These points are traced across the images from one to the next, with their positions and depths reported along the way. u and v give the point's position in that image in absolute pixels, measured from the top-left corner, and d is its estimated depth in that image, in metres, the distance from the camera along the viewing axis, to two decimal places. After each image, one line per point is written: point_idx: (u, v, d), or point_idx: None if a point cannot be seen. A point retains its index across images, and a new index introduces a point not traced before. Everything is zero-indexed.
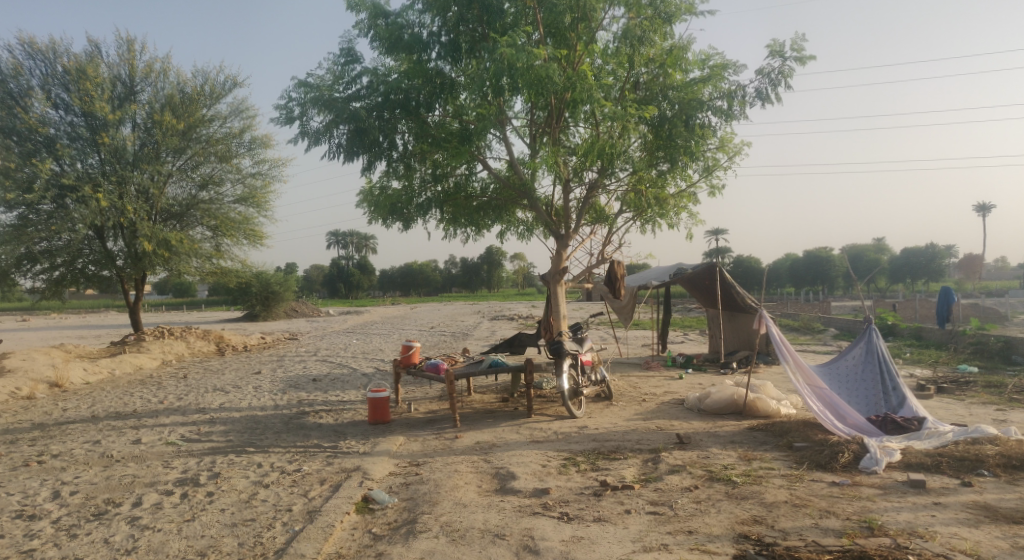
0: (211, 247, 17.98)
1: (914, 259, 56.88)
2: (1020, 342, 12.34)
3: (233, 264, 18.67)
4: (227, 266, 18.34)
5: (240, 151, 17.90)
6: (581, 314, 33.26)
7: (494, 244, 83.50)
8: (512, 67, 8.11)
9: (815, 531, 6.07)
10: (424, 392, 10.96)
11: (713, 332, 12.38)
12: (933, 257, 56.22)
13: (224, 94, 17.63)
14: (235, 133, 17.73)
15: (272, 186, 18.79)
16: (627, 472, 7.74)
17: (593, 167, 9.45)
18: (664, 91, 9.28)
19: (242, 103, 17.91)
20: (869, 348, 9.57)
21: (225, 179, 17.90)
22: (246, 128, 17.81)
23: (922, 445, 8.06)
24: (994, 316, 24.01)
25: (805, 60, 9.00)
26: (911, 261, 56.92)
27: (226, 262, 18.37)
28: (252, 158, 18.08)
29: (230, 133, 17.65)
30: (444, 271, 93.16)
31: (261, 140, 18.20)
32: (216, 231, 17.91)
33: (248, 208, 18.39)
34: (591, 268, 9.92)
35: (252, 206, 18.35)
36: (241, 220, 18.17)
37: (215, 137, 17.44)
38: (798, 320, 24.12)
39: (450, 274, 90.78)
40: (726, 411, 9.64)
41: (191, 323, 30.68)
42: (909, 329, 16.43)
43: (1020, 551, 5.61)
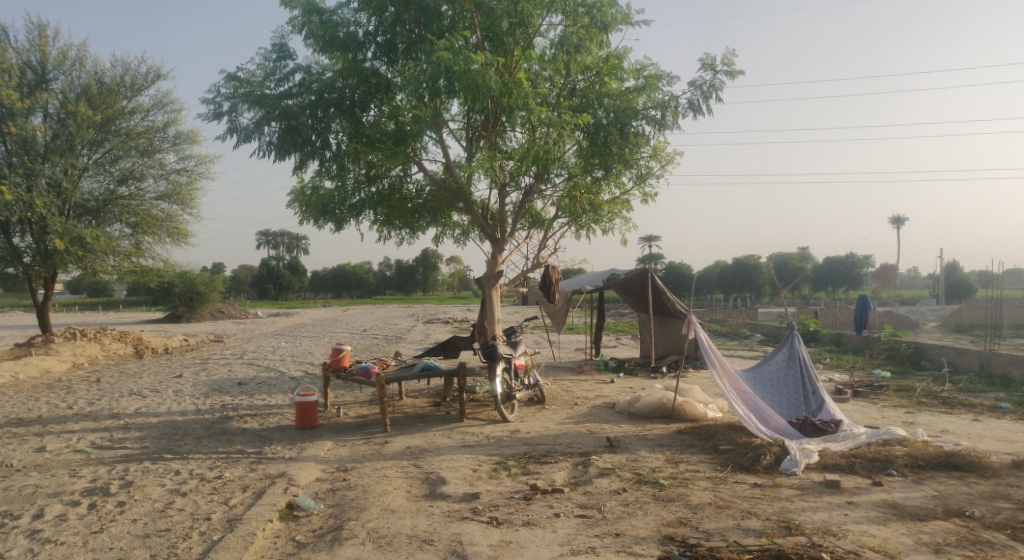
0: (130, 245, 17.32)
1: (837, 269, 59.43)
2: (928, 348, 13.10)
3: (155, 263, 17.98)
4: (148, 264, 17.67)
5: (163, 146, 17.25)
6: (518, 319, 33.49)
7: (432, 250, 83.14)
8: (448, 70, 8.15)
9: (736, 531, 6.25)
10: (355, 397, 10.77)
11: (644, 337, 12.55)
12: (854, 267, 58.89)
13: (146, 85, 16.93)
14: (158, 127, 17.09)
15: (198, 183, 18.20)
16: (557, 475, 7.81)
17: (529, 172, 9.48)
18: (600, 98, 9.30)
19: (165, 95, 17.21)
20: (791, 354, 9.91)
21: (147, 174, 17.23)
22: (171, 122, 17.17)
23: (838, 447, 8.42)
24: (906, 323, 25.34)
25: (735, 74, 9.21)
26: (834, 270, 59.44)
27: (146, 261, 17.70)
28: (177, 153, 17.45)
29: (153, 126, 17.01)
30: (384, 273, 92.03)
31: (186, 135, 17.58)
32: (136, 228, 17.30)
33: (172, 205, 17.81)
34: (526, 272, 9.93)
35: (175, 203, 17.77)
36: (164, 217, 17.62)
37: (136, 130, 16.76)
38: (726, 325, 24.87)
39: (389, 275, 89.78)
40: (657, 415, 9.80)
41: (102, 324, 29.30)
42: (828, 335, 17.18)
43: (923, 547, 5.95)
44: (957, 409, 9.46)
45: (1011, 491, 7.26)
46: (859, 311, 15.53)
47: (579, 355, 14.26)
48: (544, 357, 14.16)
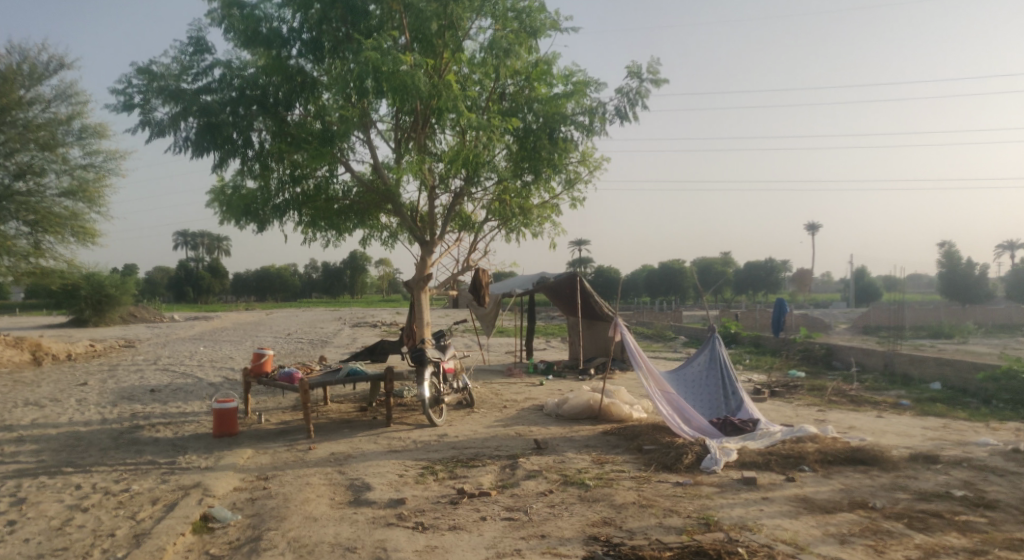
0: (28, 244, 16.34)
1: (756, 274, 61.72)
2: (839, 349, 13.81)
3: (57, 264, 17.04)
4: (49, 265, 16.73)
5: (67, 140, 16.39)
6: (447, 322, 33.39)
7: (360, 253, 81.94)
8: (376, 70, 8.05)
9: (658, 529, 6.41)
10: (277, 403, 10.49)
11: (573, 339, 12.70)
12: (771, 272, 61.33)
13: (47, 75, 16.06)
14: (61, 119, 16.27)
15: (107, 180, 17.40)
16: (484, 478, 7.82)
17: (458, 175, 9.39)
18: (529, 103, 9.37)
19: (69, 86, 16.38)
20: (712, 355, 10.20)
21: (48, 169, 16.31)
22: (75, 114, 16.33)
23: (754, 445, 8.75)
24: (819, 325, 26.60)
25: (660, 82, 9.42)
26: (754, 275, 61.65)
27: (47, 261, 16.75)
28: (82, 148, 16.62)
29: (54, 118, 16.15)
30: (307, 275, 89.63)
31: (93, 128, 16.77)
32: (36, 226, 16.32)
33: (78, 203, 16.95)
34: (456, 275, 9.90)
35: (81, 201, 16.92)
36: (68, 216, 16.73)
37: (35, 122, 15.86)
38: (652, 327, 25.49)
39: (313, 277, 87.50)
40: (584, 416, 9.94)
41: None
42: (748, 337, 17.85)
43: (830, 538, 6.26)
44: (863, 406, 10.00)
45: (909, 482, 7.73)
46: (776, 314, 16.18)
47: (508, 358, 14.33)
48: (473, 360, 14.16)
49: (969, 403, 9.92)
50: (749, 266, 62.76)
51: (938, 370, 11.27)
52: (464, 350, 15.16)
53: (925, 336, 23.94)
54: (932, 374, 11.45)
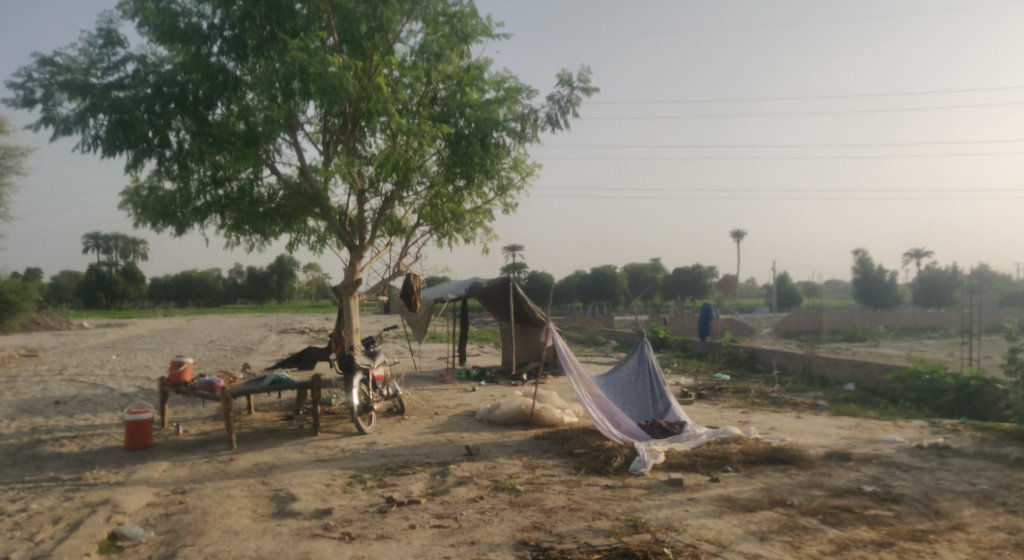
0: None
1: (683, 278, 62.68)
2: (761, 352, 14.35)
3: None
4: None
5: None
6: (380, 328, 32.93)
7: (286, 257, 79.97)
8: (303, 71, 7.86)
9: (587, 532, 6.47)
10: (196, 413, 10.09)
11: (505, 345, 12.72)
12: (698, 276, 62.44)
13: None
14: None
15: None
16: (414, 486, 7.72)
17: (389, 179, 9.28)
18: (461, 108, 9.38)
19: None
20: (641, 359, 10.40)
21: None
22: None
23: (681, 447, 8.95)
24: (744, 329, 27.54)
25: (591, 90, 9.55)
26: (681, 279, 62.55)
27: None
28: None
29: None
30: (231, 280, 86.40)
31: None
32: None
33: None
34: (386, 280, 9.77)
35: None
36: None
37: None
38: (584, 332, 25.83)
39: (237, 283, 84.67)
40: (516, 421, 9.94)
41: None
42: (675, 341, 18.32)
43: (751, 536, 6.46)
44: (784, 407, 10.40)
45: (825, 479, 8.07)
46: (703, 318, 16.66)
47: (440, 364, 14.23)
48: (404, 366, 13.99)
49: (879, 403, 10.46)
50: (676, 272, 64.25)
51: (851, 371, 11.86)
52: (395, 357, 14.98)
53: (840, 339, 25.18)
54: (846, 375, 12.03)
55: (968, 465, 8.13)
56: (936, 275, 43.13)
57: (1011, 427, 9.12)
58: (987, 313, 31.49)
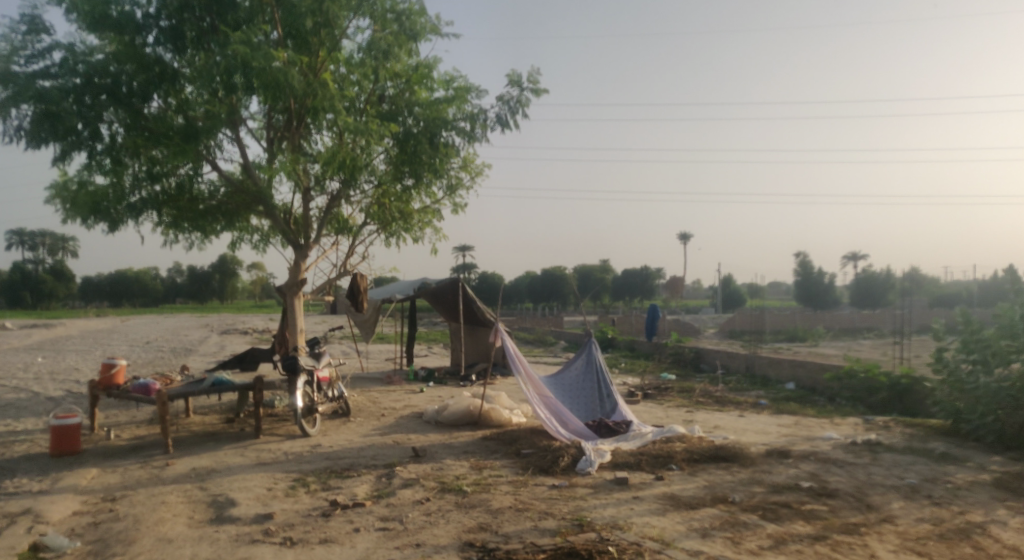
0: None
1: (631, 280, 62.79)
2: (706, 352, 14.67)
3: None
4: None
5: None
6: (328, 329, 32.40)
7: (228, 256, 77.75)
8: (246, 65, 7.66)
9: (533, 532, 6.49)
10: (129, 418, 9.74)
11: (454, 346, 12.67)
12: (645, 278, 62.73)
13: None
14: None
15: None
16: (359, 489, 7.62)
17: (335, 177, 9.13)
18: (410, 106, 9.29)
19: None
20: (588, 360, 10.50)
21: None
22: None
23: (627, 446, 9.07)
24: (689, 330, 28.09)
25: (540, 92, 9.58)
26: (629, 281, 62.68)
27: None
28: None
29: None
30: (168, 280, 83.20)
31: None
32: None
33: None
34: (332, 279, 9.64)
35: None
36: None
37: None
38: (534, 333, 25.92)
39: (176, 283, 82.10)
40: (463, 422, 9.91)
41: None
42: (623, 342, 18.58)
43: (693, 533, 6.59)
44: (727, 406, 10.63)
45: (764, 476, 8.28)
46: (650, 319, 16.92)
47: (388, 365, 14.09)
48: (351, 367, 13.80)
49: (817, 401, 10.81)
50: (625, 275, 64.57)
51: (791, 370, 12.22)
52: (341, 358, 14.76)
53: (782, 339, 25.95)
54: (786, 375, 12.38)
55: (899, 460, 8.46)
56: (871, 278, 45.02)
57: (938, 423, 9.53)
58: (916, 316, 33.01)
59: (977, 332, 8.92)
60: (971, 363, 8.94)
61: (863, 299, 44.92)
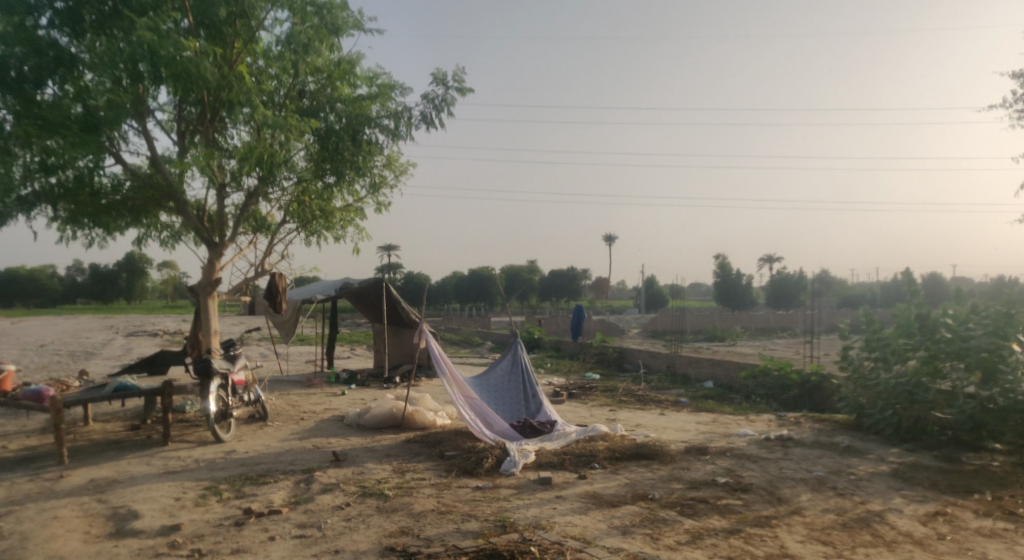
0: None
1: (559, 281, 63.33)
2: (629, 352, 14.97)
3: None
4: None
5: None
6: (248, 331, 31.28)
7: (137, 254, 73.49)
8: (153, 53, 7.27)
9: (456, 535, 6.41)
10: (19, 429, 9.09)
11: (377, 347, 12.45)
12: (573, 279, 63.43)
13: None
14: None
15: None
16: (275, 495, 7.35)
17: (253, 173, 8.77)
18: (331, 102, 9.10)
19: None
20: (513, 360, 10.51)
21: None
22: None
23: (551, 445, 9.11)
24: (614, 330, 28.65)
25: (466, 91, 9.52)
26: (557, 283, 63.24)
27: None
28: None
29: None
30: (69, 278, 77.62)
31: None
32: None
33: None
34: (249, 279, 9.29)
35: None
36: None
37: None
38: (460, 333, 25.84)
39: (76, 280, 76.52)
40: (386, 425, 9.74)
41: None
42: (549, 342, 18.77)
43: (614, 531, 6.66)
44: (648, 404, 10.85)
45: (683, 472, 8.48)
46: (575, 319, 17.16)
47: (308, 368, 13.72)
48: (269, 370, 13.35)
49: (733, 399, 11.19)
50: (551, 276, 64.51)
51: (710, 369, 12.62)
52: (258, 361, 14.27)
53: (703, 338, 26.85)
54: (705, 374, 12.78)
55: (807, 454, 8.83)
56: (785, 280, 47.31)
57: (843, 418, 10.04)
58: (825, 316, 34.87)
59: (877, 331, 9.47)
60: (872, 360, 9.48)
61: (778, 299, 47.03)
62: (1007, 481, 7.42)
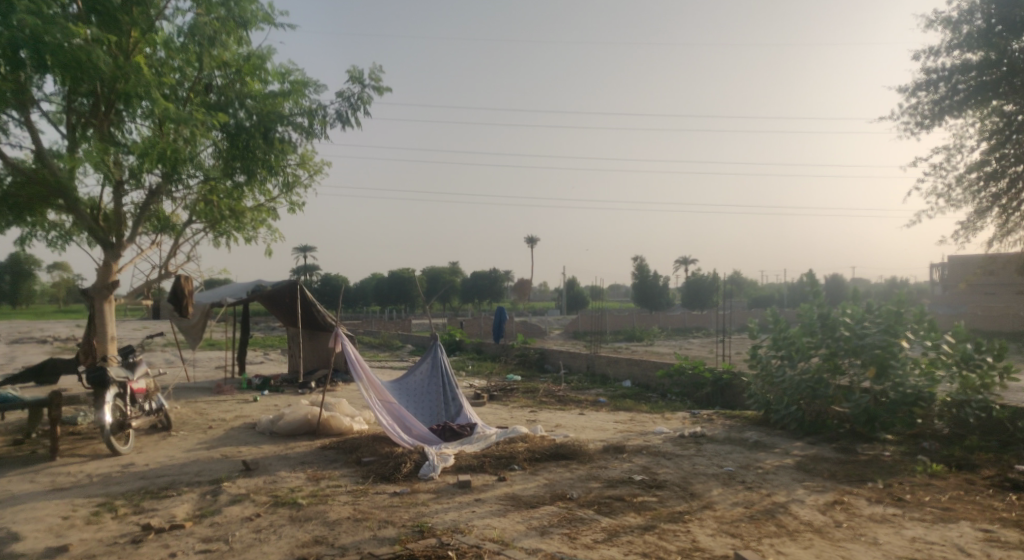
0: None
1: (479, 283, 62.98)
2: (550, 353, 15.15)
3: None
4: None
5: None
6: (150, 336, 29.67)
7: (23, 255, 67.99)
8: (38, 40, 6.79)
9: (371, 542, 6.26)
10: None
11: (292, 352, 12.10)
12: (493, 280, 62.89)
13: None
14: None
15: None
16: (179, 509, 6.98)
17: (155, 170, 8.31)
18: (241, 98, 8.82)
19: None
20: (433, 363, 10.41)
21: None
22: None
23: (471, 448, 9.07)
24: (535, 332, 28.93)
25: (383, 90, 9.38)
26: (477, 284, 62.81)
27: None
28: None
29: None
30: None
31: None
32: None
33: None
34: (151, 281, 8.77)
35: None
36: None
37: None
38: (380, 336, 25.41)
39: None
40: (300, 432, 9.46)
41: None
42: (471, 345, 18.74)
43: (532, 532, 6.67)
44: (568, 405, 10.98)
45: (601, 471, 8.59)
46: (497, 321, 17.24)
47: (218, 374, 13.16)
48: (175, 377, 12.72)
49: (650, 398, 11.46)
50: (473, 275, 64.17)
51: (628, 369, 12.91)
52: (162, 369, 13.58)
53: (622, 338, 27.52)
54: (623, 373, 13.06)
55: (719, 450, 9.12)
56: (699, 279, 49.05)
57: (752, 414, 10.47)
58: (736, 315, 36.47)
59: (784, 331, 9.93)
60: (779, 358, 9.93)
61: (691, 300, 48.66)
62: (897, 469, 7.90)
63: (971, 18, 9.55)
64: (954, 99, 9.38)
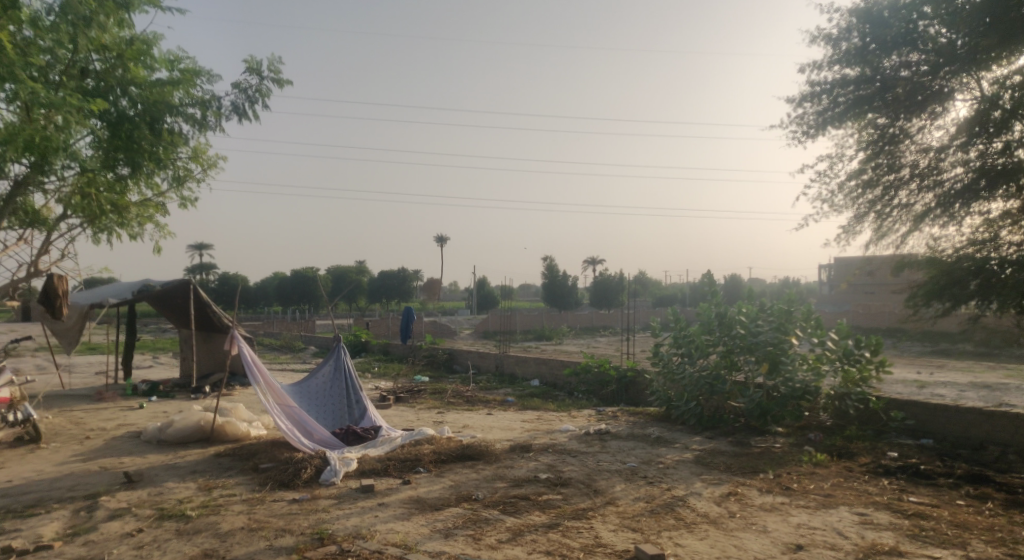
0: None
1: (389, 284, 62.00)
2: (459, 354, 15.10)
3: None
4: None
5: None
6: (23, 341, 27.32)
7: None
8: None
9: (266, 553, 5.97)
10: None
11: (183, 355, 11.42)
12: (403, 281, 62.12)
13: None
14: None
15: None
16: (48, 528, 6.41)
17: (21, 160, 7.60)
18: (123, 85, 8.26)
19: None
20: (337, 365, 10.11)
21: None
22: None
23: (375, 452, 8.85)
24: (446, 332, 28.82)
25: (283, 83, 9.01)
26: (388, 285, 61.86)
27: None
28: None
29: None
30: None
31: None
32: None
33: None
34: (18, 280, 8.03)
35: None
36: None
37: None
38: (282, 338, 24.54)
39: None
40: (192, 440, 8.95)
41: None
42: (377, 346, 18.41)
43: (435, 534, 6.55)
44: (476, 405, 10.94)
45: (507, 471, 8.57)
46: (405, 321, 17.02)
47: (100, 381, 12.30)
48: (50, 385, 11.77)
49: (556, 396, 11.57)
50: (383, 276, 63.17)
51: (535, 368, 13.02)
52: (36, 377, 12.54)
53: (531, 337, 27.85)
54: (531, 372, 13.18)
55: (623, 446, 9.30)
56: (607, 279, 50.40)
57: (654, 410, 10.76)
58: (641, 314, 37.73)
59: (684, 329, 10.25)
60: (679, 355, 10.24)
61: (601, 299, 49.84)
62: (785, 459, 8.30)
63: (847, 35, 9.46)
64: (833, 111, 9.64)
